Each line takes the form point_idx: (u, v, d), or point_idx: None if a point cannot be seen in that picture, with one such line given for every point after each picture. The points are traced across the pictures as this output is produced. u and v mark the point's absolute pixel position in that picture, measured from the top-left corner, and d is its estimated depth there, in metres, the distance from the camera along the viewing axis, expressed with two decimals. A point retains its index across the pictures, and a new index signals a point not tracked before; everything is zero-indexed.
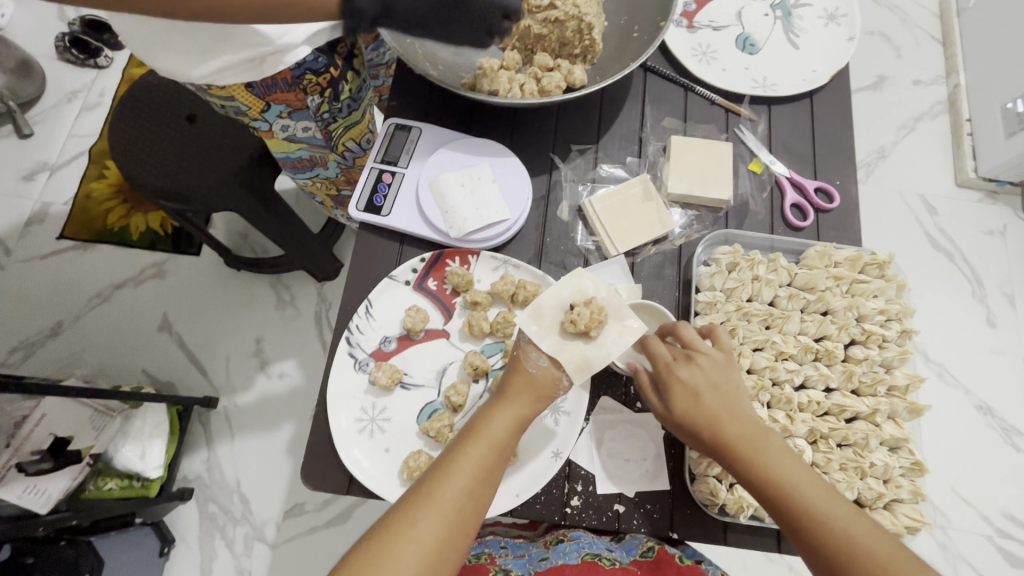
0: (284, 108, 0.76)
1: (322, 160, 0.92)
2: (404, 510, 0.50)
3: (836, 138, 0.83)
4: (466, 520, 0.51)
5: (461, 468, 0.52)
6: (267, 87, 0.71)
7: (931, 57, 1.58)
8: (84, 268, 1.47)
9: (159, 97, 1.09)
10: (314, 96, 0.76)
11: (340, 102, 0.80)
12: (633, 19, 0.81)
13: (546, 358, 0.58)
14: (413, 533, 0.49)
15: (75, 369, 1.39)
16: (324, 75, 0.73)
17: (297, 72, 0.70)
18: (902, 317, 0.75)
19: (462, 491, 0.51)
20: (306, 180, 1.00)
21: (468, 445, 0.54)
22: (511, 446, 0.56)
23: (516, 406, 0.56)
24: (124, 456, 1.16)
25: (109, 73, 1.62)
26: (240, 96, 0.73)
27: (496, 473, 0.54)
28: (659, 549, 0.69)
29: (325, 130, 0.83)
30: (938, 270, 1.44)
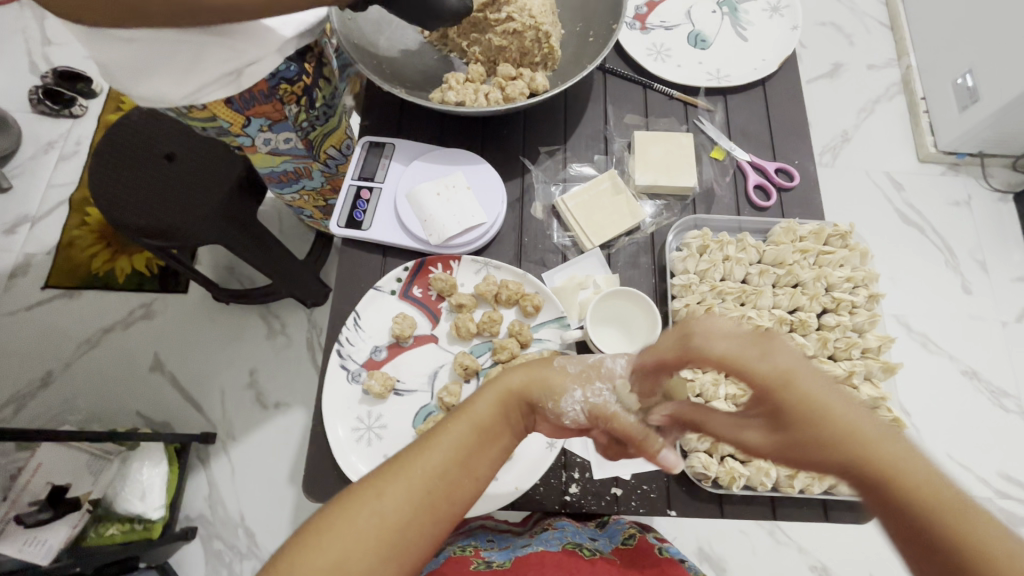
0: (264, 121, 0.77)
1: (306, 171, 0.94)
2: (369, 483, 0.48)
3: (790, 120, 0.87)
4: (434, 505, 0.48)
5: (440, 443, 0.50)
6: (245, 101, 0.72)
7: (882, 42, 1.66)
8: (71, 315, 1.47)
9: (137, 137, 1.12)
10: (291, 105, 0.77)
11: (316, 109, 0.82)
12: (588, 25, 0.85)
13: (579, 367, 0.57)
14: (376, 506, 0.46)
15: (69, 418, 1.38)
16: (298, 83, 0.75)
17: (273, 83, 0.71)
18: (868, 283, 0.78)
19: (435, 469, 0.49)
20: (293, 195, 1.03)
21: (452, 421, 0.52)
22: (496, 427, 0.53)
23: (509, 389, 0.54)
24: (124, 498, 1.16)
25: (84, 121, 1.64)
26: (220, 114, 0.73)
27: (478, 453, 0.51)
28: (639, 536, 0.73)
29: (305, 139, 0.85)
30: (910, 241, 1.49)
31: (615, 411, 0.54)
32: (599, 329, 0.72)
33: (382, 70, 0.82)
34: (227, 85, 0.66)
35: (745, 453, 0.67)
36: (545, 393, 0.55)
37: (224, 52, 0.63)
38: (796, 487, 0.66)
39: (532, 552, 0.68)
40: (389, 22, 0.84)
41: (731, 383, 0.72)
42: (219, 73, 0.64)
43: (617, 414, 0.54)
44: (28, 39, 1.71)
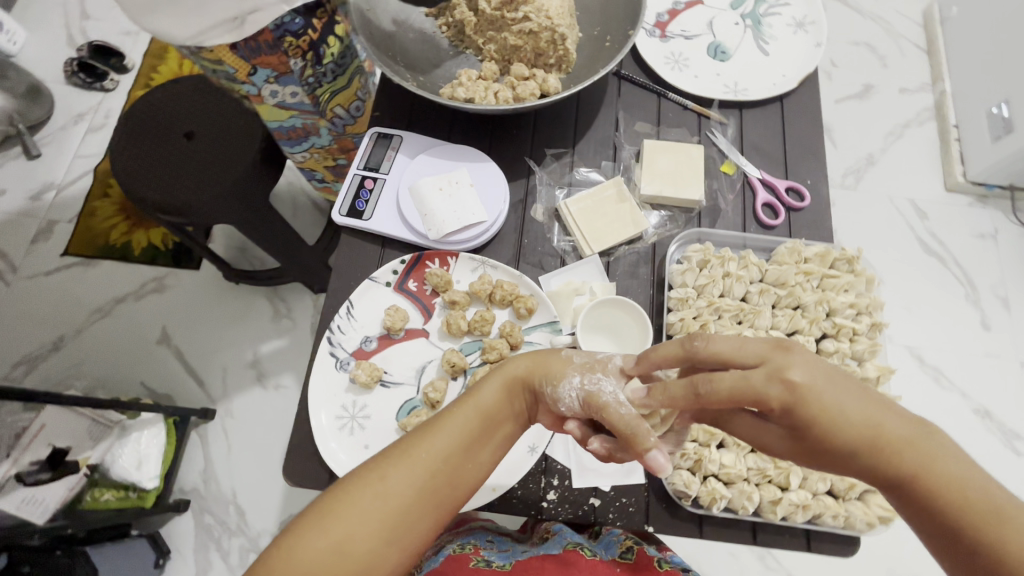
0: (269, 73, 0.72)
1: (314, 129, 0.88)
2: (375, 465, 0.51)
3: (807, 139, 0.85)
4: (436, 488, 0.51)
5: (443, 430, 0.53)
6: (250, 50, 0.68)
7: (916, 66, 1.62)
8: (87, 283, 1.50)
9: (160, 115, 1.15)
10: (296, 59, 0.73)
11: (324, 66, 0.77)
12: (605, 29, 0.84)
13: (584, 358, 0.57)
14: (380, 487, 0.50)
15: (76, 382, 1.41)
16: (303, 38, 0.71)
17: (276, 34, 0.67)
18: (872, 311, 0.76)
19: (438, 454, 0.52)
20: (303, 155, 0.96)
21: (457, 407, 0.55)
22: (499, 414, 0.56)
23: (514, 375, 0.56)
24: (120, 466, 1.19)
25: (115, 95, 1.68)
26: (225, 59, 0.68)
27: (481, 440, 0.54)
28: (637, 550, 0.69)
29: (312, 95, 0.80)
30: (930, 272, 1.45)
31: (608, 402, 0.52)
32: (590, 337, 0.72)
33: (395, 61, 0.82)
34: (230, 32, 0.63)
35: (728, 474, 0.66)
36: (544, 378, 0.55)
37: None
38: (778, 514, 0.64)
39: (534, 558, 0.69)
40: (408, 16, 0.85)
41: None
42: (222, 18, 0.61)
43: (609, 405, 0.52)
44: (68, 13, 1.76)
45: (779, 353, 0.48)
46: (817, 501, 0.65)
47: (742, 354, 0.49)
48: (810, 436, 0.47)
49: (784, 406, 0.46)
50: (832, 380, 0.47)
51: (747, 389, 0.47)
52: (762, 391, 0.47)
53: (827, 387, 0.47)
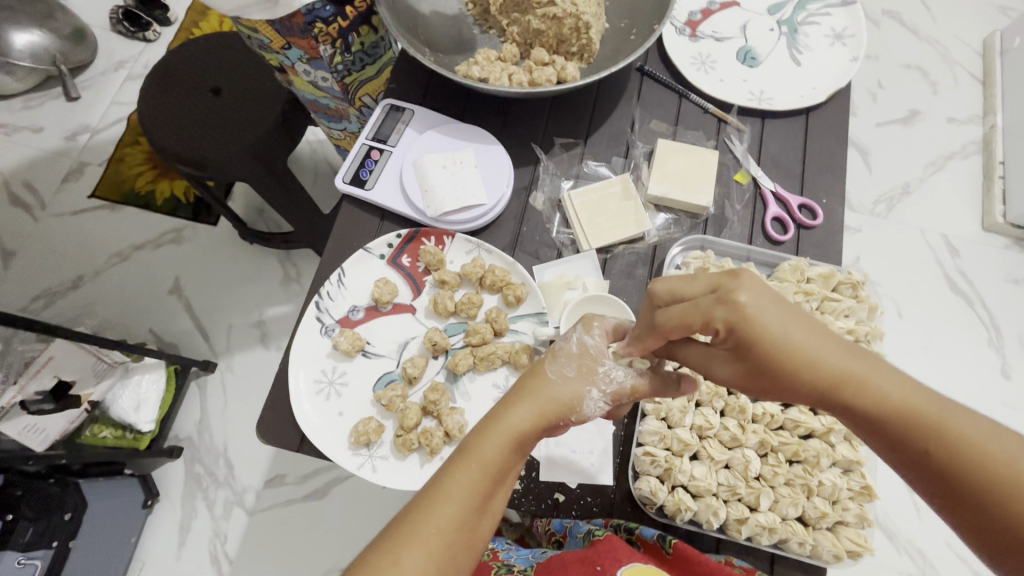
0: (302, 53, 0.82)
1: (346, 112, 0.99)
2: (387, 547, 0.46)
3: (832, 156, 0.82)
4: (458, 553, 0.47)
5: (452, 496, 0.47)
6: (285, 30, 0.76)
7: (967, 95, 1.55)
8: (109, 227, 1.55)
9: (191, 69, 1.16)
10: (325, 45, 0.80)
11: (352, 54, 0.84)
12: (633, 22, 0.82)
13: (576, 365, 0.54)
14: (397, 573, 0.44)
15: (88, 322, 1.46)
16: (332, 25, 0.77)
17: (307, 18, 0.74)
18: (871, 339, 0.71)
19: (452, 522, 0.47)
20: (339, 132, 1.09)
21: (458, 466, 0.49)
22: (508, 464, 0.50)
23: (519, 427, 0.50)
24: (120, 406, 1.26)
25: (155, 46, 1.71)
26: (263, 30, 0.77)
27: (493, 494, 0.49)
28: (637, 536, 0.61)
29: (341, 82, 0.88)
30: (953, 311, 1.39)
31: (633, 385, 0.55)
32: None
33: (416, 34, 0.81)
34: (263, 10, 0.68)
35: (696, 487, 0.64)
36: (568, 410, 0.53)
37: None
38: (743, 533, 0.62)
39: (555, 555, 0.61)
40: None
41: (699, 412, 0.68)
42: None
43: (635, 387, 0.55)
44: None
45: (726, 278, 0.45)
46: (784, 526, 0.63)
47: (690, 287, 0.46)
48: (769, 364, 0.44)
49: (732, 328, 0.44)
50: (781, 308, 0.44)
51: (697, 319, 0.45)
52: (707, 314, 0.44)
53: (773, 311, 0.44)
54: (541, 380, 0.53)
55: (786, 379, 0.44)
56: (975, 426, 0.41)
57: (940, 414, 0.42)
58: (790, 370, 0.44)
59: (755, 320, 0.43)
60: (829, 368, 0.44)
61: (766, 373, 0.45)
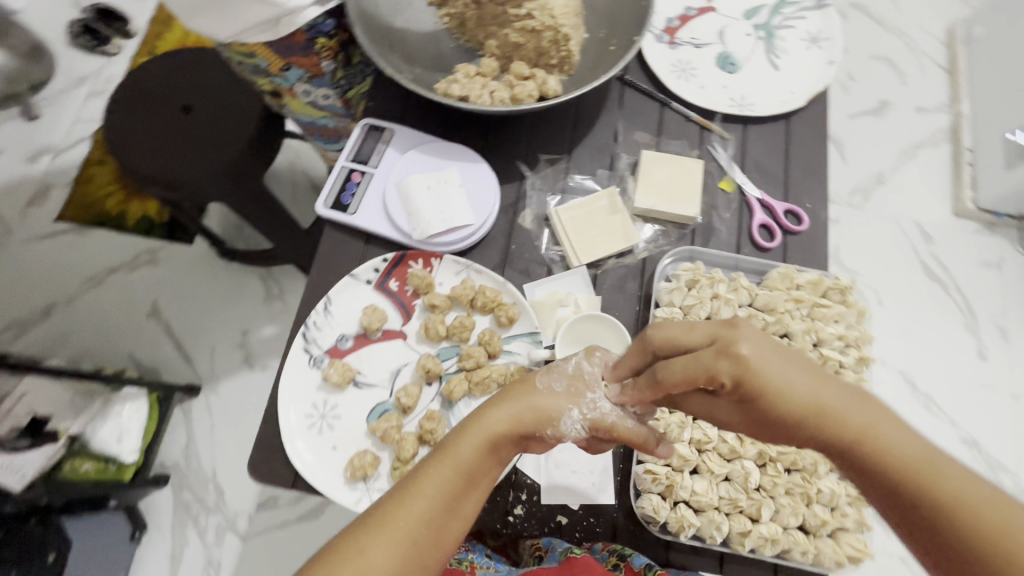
0: (303, 73, 0.81)
1: (348, 132, 0.92)
2: (355, 535, 0.48)
3: (812, 159, 0.83)
4: (421, 552, 0.48)
5: (423, 493, 0.49)
6: (284, 48, 0.78)
7: (934, 85, 1.58)
8: (79, 251, 1.49)
9: (158, 88, 1.12)
10: (327, 61, 0.81)
11: (353, 68, 0.85)
12: (611, 32, 0.81)
13: (564, 383, 0.56)
14: (362, 561, 0.46)
15: (62, 352, 1.40)
16: (334, 39, 0.81)
17: (308, 34, 0.78)
18: (861, 344, 0.74)
19: (420, 519, 0.49)
20: (341, 158, 1.00)
21: (434, 464, 0.51)
22: (482, 470, 0.51)
23: (496, 431, 0.52)
24: (101, 437, 1.17)
25: (117, 61, 1.65)
26: (261, 52, 0.77)
27: (465, 497, 0.51)
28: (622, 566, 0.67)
29: (344, 98, 0.85)
30: (930, 298, 1.42)
31: (615, 421, 0.55)
32: (570, 351, 0.70)
33: (392, 52, 0.79)
34: (266, 32, 0.68)
35: (698, 502, 0.64)
36: (543, 424, 0.53)
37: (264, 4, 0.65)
38: (746, 546, 0.63)
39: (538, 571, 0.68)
40: (408, 5, 0.82)
41: (698, 427, 0.68)
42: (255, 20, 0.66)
43: (617, 425, 0.54)
44: None
45: (727, 329, 0.48)
46: (786, 536, 0.64)
47: (689, 338, 0.50)
48: (767, 413, 0.47)
49: (737, 381, 0.47)
50: (781, 359, 0.47)
51: (701, 372, 0.47)
52: (712, 368, 0.47)
53: (775, 362, 0.47)
54: (524, 389, 0.55)
55: (784, 426, 0.48)
56: (965, 479, 0.44)
57: (934, 469, 0.44)
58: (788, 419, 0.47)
59: (759, 373, 0.46)
60: (829, 419, 0.46)
61: (769, 421, 0.48)
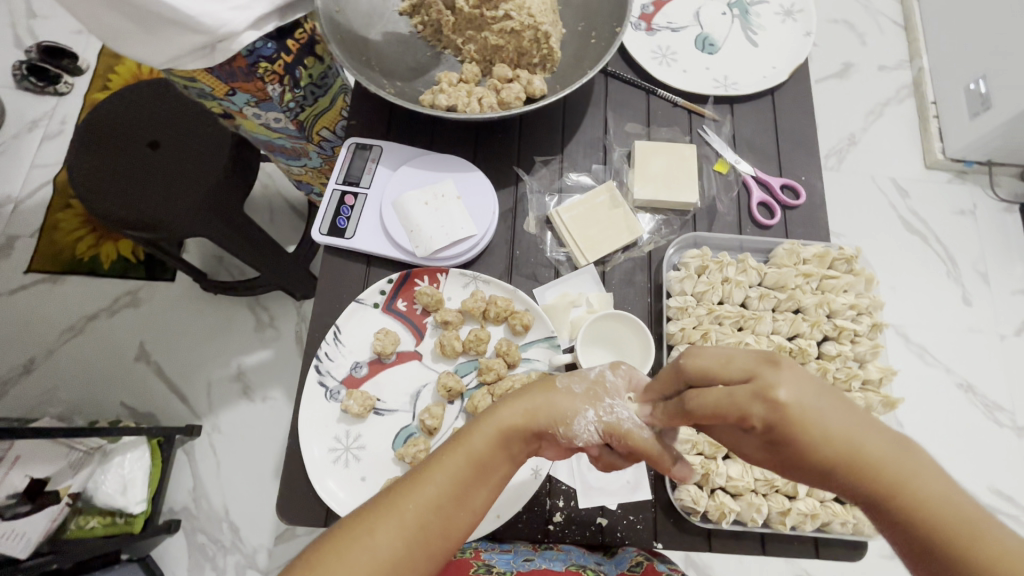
0: (249, 97, 0.76)
1: (303, 150, 0.93)
2: (363, 517, 0.45)
3: (800, 131, 0.83)
4: (428, 541, 0.45)
5: (434, 479, 0.46)
6: (226, 75, 0.71)
7: (895, 42, 1.61)
8: (55, 301, 1.43)
9: (120, 124, 1.07)
10: (273, 85, 0.75)
11: (302, 89, 0.79)
12: (590, 25, 0.80)
13: (583, 386, 0.52)
14: (369, 542, 0.44)
15: (50, 407, 1.35)
16: (278, 63, 0.72)
17: (250, 60, 0.69)
18: (872, 310, 0.76)
19: (429, 505, 0.45)
20: (299, 169, 1.03)
21: (445, 453, 0.48)
22: (494, 462, 0.48)
23: (509, 423, 0.48)
24: (104, 493, 1.13)
25: (70, 99, 1.58)
26: (202, 79, 0.71)
27: (477, 488, 0.47)
28: (646, 564, 0.63)
29: (296, 120, 0.83)
30: (914, 251, 1.45)
31: (631, 428, 0.50)
32: (590, 351, 0.70)
33: (371, 68, 0.77)
34: (198, 60, 0.65)
35: (735, 487, 0.65)
36: (557, 422, 0.50)
37: (190, 34, 0.60)
38: (787, 524, 0.64)
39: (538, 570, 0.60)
40: (381, 14, 0.80)
41: None
42: (192, 46, 0.62)
43: (631, 432, 0.49)
44: (13, 12, 1.64)
45: (766, 367, 0.42)
46: (825, 509, 0.65)
47: (726, 369, 0.44)
48: (801, 460, 0.42)
49: (770, 425, 0.41)
50: (825, 404, 0.42)
51: (732, 411, 0.42)
52: (746, 409, 0.41)
53: (818, 408, 0.41)
54: (545, 389, 0.51)
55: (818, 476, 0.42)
56: None
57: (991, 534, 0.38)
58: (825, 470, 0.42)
59: (797, 417, 0.41)
60: (865, 468, 0.41)
61: (802, 470, 0.42)
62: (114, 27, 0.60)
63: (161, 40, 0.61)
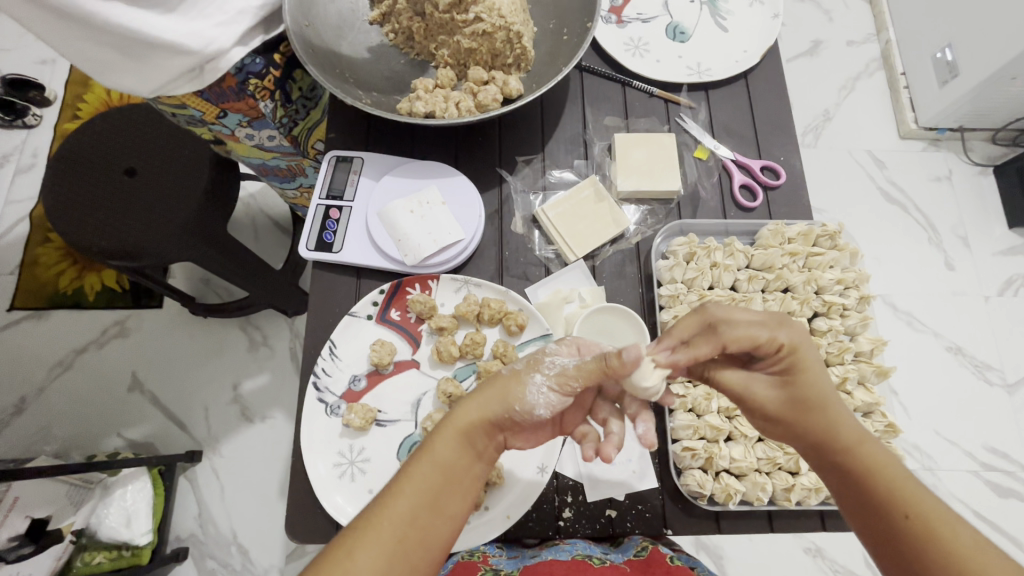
0: (242, 117, 0.75)
1: (298, 167, 0.92)
2: (341, 542, 0.43)
3: (774, 113, 0.84)
4: (409, 555, 0.43)
5: (407, 491, 0.45)
6: (217, 96, 0.70)
7: (861, 17, 1.63)
8: (41, 338, 1.41)
9: (97, 154, 1.05)
10: (265, 101, 0.74)
11: (294, 103, 0.79)
12: (561, 21, 0.80)
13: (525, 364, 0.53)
14: (348, 566, 0.41)
15: (45, 446, 1.33)
16: (268, 78, 0.72)
17: (240, 78, 0.68)
18: (859, 283, 0.77)
19: (407, 516, 0.44)
20: (293, 190, 1.03)
21: (413, 463, 0.47)
22: (461, 464, 0.47)
23: (468, 423, 0.49)
24: (108, 527, 1.11)
25: (39, 131, 1.55)
26: (192, 104, 0.70)
27: (451, 492, 0.46)
28: (651, 548, 0.61)
29: (290, 135, 0.83)
30: (894, 221, 1.48)
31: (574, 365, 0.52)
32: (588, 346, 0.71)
33: (346, 79, 0.76)
34: (191, 82, 0.64)
35: (739, 468, 0.66)
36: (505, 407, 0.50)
37: (175, 57, 0.60)
38: (793, 500, 0.65)
39: (542, 562, 0.59)
40: (351, 25, 0.80)
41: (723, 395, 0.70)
42: (176, 71, 0.61)
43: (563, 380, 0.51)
44: None
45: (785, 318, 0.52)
46: None
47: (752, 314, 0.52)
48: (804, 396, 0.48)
49: (792, 352, 0.49)
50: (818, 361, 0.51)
51: (764, 337, 0.49)
52: (776, 336, 0.49)
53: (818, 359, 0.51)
54: (495, 379, 0.52)
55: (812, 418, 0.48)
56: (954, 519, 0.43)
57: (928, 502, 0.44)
58: (817, 412, 0.48)
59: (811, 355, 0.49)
60: (841, 421, 0.47)
61: (801, 410, 0.48)
62: (87, 57, 0.59)
63: (139, 67, 0.61)
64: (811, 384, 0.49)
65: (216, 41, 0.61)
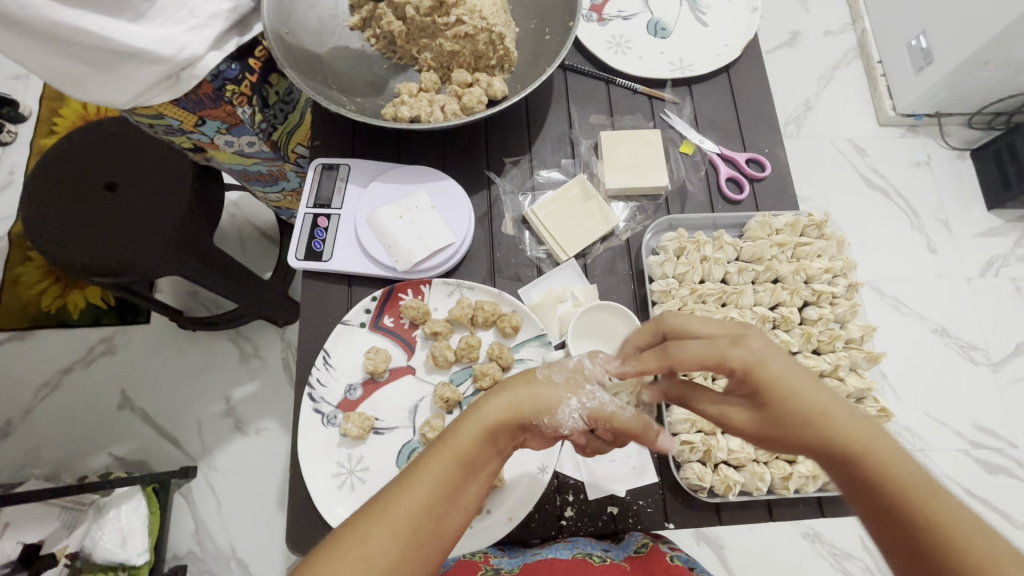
0: (220, 124, 0.74)
1: (280, 172, 0.92)
2: (354, 526, 0.43)
3: (757, 105, 0.85)
4: (421, 544, 0.43)
5: (424, 482, 0.44)
6: (194, 104, 0.69)
7: (836, 7, 1.65)
8: (25, 358, 1.38)
9: (76, 169, 1.03)
10: (243, 107, 0.73)
11: (272, 107, 0.78)
12: (543, 22, 0.80)
13: (564, 375, 0.53)
14: (362, 552, 0.41)
15: (35, 469, 1.30)
16: (244, 83, 0.71)
17: (216, 84, 0.68)
18: (847, 271, 0.78)
19: (422, 507, 0.44)
20: (277, 196, 1.01)
21: (433, 453, 0.46)
22: (480, 458, 0.47)
23: (493, 420, 0.48)
24: (103, 548, 1.05)
25: (14, 148, 1.51)
26: (169, 112, 0.69)
27: (467, 485, 0.46)
28: (651, 545, 0.63)
29: (270, 141, 0.82)
30: (877, 207, 1.50)
31: (615, 409, 0.52)
32: (581, 344, 0.71)
33: (329, 85, 0.76)
34: (168, 90, 0.63)
35: (737, 459, 0.67)
36: (540, 411, 0.49)
37: (150, 66, 0.59)
38: (791, 488, 0.66)
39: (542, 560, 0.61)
40: (331, 30, 0.79)
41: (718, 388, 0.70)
42: (151, 80, 0.61)
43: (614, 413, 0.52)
44: None
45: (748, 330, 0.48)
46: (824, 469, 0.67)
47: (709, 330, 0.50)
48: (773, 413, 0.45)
49: (747, 372, 0.46)
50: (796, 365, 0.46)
51: (711, 355, 0.47)
52: (725, 354, 0.47)
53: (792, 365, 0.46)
54: (529, 380, 0.52)
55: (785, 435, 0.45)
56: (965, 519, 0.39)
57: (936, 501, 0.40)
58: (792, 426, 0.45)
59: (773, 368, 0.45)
60: (821, 431, 0.44)
61: (773, 425, 0.46)
62: (60, 69, 0.58)
63: (115, 78, 0.60)
64: (777, 401, 0.45)
65: (191, 48, 0.60)
